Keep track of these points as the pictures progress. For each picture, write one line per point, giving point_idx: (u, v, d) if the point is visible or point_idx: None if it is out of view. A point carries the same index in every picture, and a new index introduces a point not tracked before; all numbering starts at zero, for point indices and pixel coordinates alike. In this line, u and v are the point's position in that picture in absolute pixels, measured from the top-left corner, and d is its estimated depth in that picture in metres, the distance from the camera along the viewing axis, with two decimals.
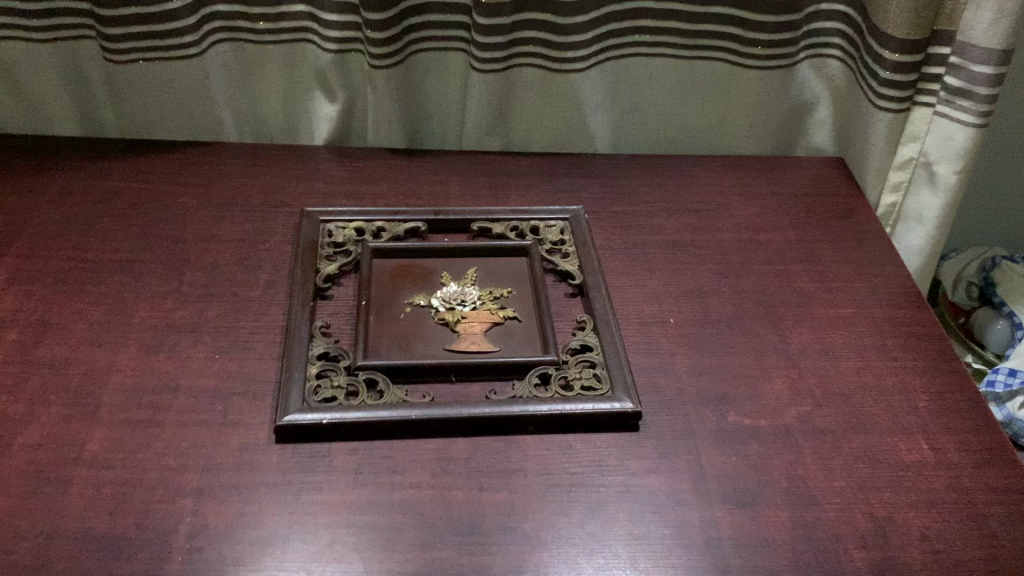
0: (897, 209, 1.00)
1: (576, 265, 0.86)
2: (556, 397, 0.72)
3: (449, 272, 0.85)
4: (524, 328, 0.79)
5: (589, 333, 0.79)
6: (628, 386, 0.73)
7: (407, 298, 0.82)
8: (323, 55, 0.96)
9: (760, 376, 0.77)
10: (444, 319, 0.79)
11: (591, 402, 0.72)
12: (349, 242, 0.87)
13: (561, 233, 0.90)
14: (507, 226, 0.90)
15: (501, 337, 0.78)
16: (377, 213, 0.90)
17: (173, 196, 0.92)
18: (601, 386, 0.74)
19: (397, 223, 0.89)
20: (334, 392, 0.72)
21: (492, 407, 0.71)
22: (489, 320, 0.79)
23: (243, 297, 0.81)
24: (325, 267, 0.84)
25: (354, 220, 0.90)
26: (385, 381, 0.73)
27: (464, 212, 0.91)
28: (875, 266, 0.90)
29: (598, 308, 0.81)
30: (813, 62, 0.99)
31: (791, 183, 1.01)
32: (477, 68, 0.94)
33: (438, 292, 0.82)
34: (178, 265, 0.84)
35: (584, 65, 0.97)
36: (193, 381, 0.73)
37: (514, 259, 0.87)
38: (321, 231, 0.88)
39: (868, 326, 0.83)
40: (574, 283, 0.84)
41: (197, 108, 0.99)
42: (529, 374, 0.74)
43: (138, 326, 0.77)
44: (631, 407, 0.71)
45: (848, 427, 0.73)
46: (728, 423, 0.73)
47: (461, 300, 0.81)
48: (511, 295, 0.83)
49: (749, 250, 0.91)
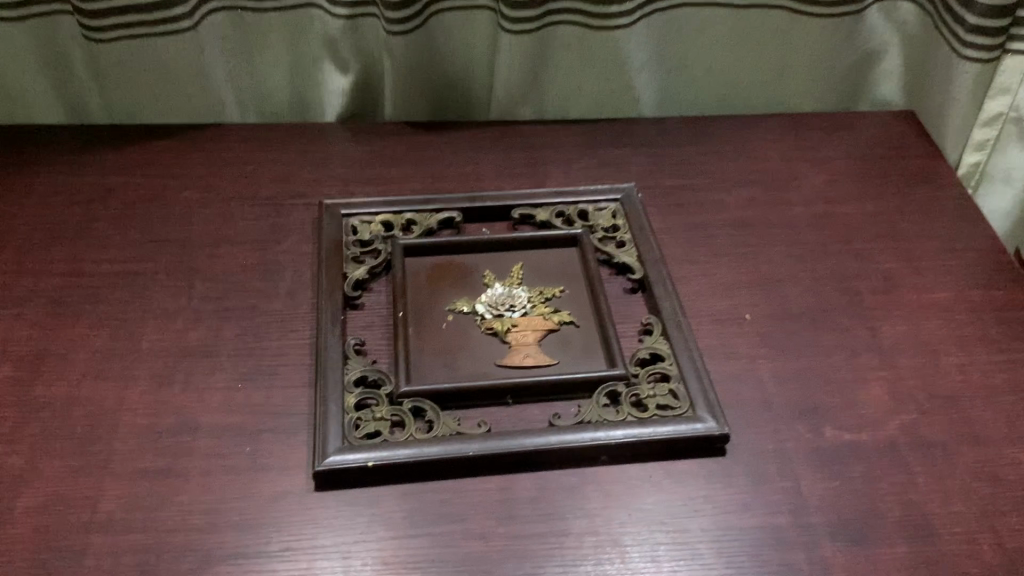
0: (980, 169, 0.89)
1: (635, 255, 0.76)
2: (630, 421, 0.63)
3: (492, 270, 0.75)
4: (583, 334, 0.70)
5: (658, 339, 0.69)
6: (711, 403, 0.64)
7: (448, 303, 0.72)
8: (332, 22, 0.85)
9: (854, 381, 0.68)
10: (491, 328, 0.70)
11: (670, 424, 0.63)
12: (377, 240, 0.77)
13: (613, 217, 0.80)
14: (553, 211, 0.80)
15: (559, 348, 0.69)
16: (407, 203, 0.80)
17: (173, 192, 0.81)
18: (680, 404, 0.65)
19: (430, 213, 0.79)
20: (377, 426, 0.63)
21: (560, 436, 0.62)
22: (544, 328, 0.70)
23: (264, 311, 0.72)
24: (353, 270, 0.74)
25: (381, 212, 0.79)
26: (434, 410, 0.64)
27: (503, 197, 0.81)
28: (965, 238, 0.81)
29: (664, 307, 0.72)
30: (883, 6, 0.88)
31: (860, 143, 0.91)
32: (507, 30, 0.84)
33: (483, 296, 0.72)
34: (186, 276, 0.74)
35: (629, 20, 0.86)
36: (215, 418, 0.64)
37: (563, 251, 0.77)
38: (344, 227, 0.78)
39: (966, 312, 0.74)
40: (635, 278, 0.75)
41: (192, 87, 0.88)
42: (597, 393, 0.65)
43: (146, 354, 0.68)
44: (716, 429, 0.63)
45: (960, 438, 0.65)
46: (826, 441, 0.64)
47: (509, 305, 0.71)
48: (564, 295, 0.73)
49: (824, 227, 0.81)
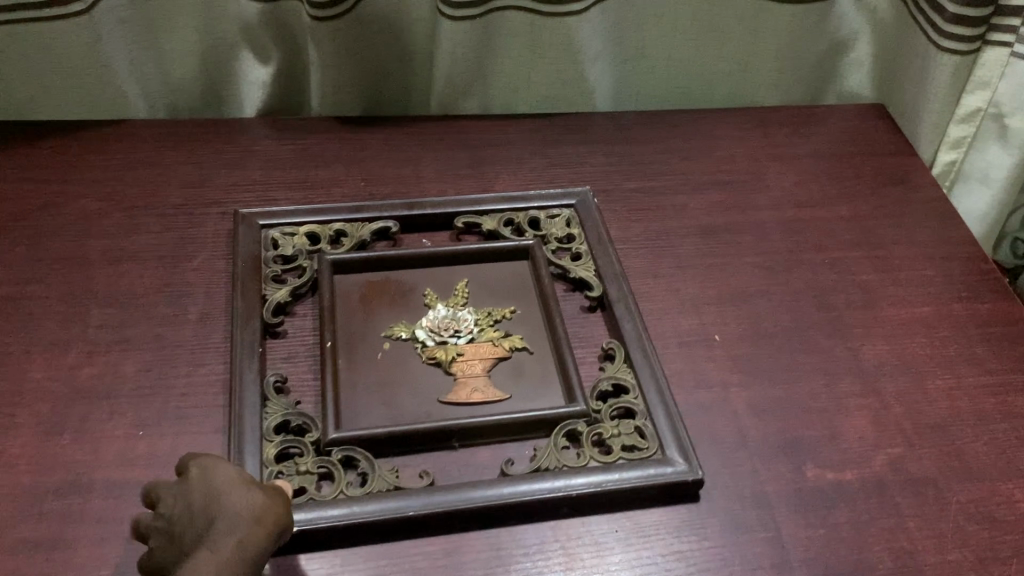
0: (956, 168, 0.84)
1: (593, 270, 0.69)
2: (593, 466, 0.56)
3: (434, 289, 0.67)
4: (537, 361, 0.62)
5: (621, 368, 0.62)
6: (683, 443, 0.57)
7: (383, 330, 0.63)
8: (248, 6, 0.75)
9: (836, 410, 0.62)
10: (433, 357, 0.61)
11: (638, 469, 0.56)
12: (301, 255, 0.68)
13: (568, 225, 0.72)
14: (500, 219, 0.72)
15: (511, 379, 0.61)
16: (335, 211, 0.71)
17: (67, 201, 0.71)
18: (648, 446, 0.58)
19: (361, 223, 0.70)
20: (301, 482, 0.54)
21: (514, 488, 0.54)
22: (493, 356, 0.62)
23: (172, 340, 0.63)
24: (275, 293, 0.65)
25: (306, 222, 0.70)
26: (368, 459, 0.55)
27: (445, 204, 0.72)
28: (945, 245, 0.75)
29: (627, 330, 0.64)
30: None
31: (830, 140, 0.84)
32: (448, 15, 0.76)
33: (423, 321, 0.64)
34: (82, 300, 0.64)
35: (582, 6, 0.78)
36: (111, 473, 0.55)
37: (512, 265, 0.69)
38: (263, 241, 0.69)
39: (950, 329, 0.68)
40: (594, 296, 0.67)
41: (91, 79, 0.77)
42: (556, 432, 0.57)
43: (32, 397, 0.58)
44: (689, 474, 0.56)
45: (952, 473, 0.59)
46: (808, 481, 0.58)
47: (453, 330, 0.63)
48: (516, 316, 0.65)
49: (796, 233, 0.75)
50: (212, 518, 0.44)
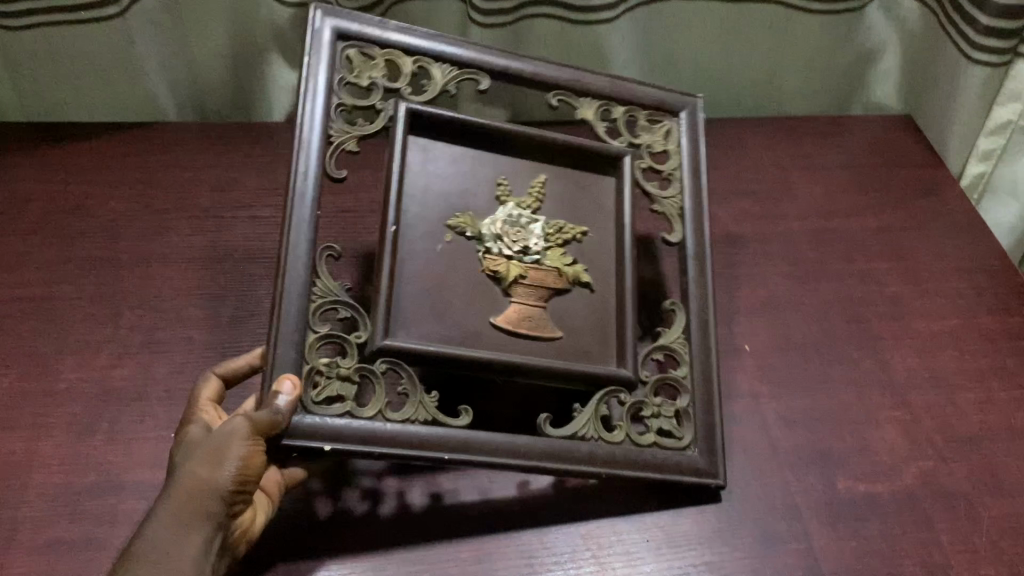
0: (985, 180, 0.83)
1: (679, 207, 0.66)
2: (628, 446, 0.56)
3: (509, 176, 0.62)
4: (593, 304, 0.60)
5: (674, 337, 0.61)
6: (715, 445, 0.58)
7: (448, 218, 0.58)
8: (281, 11, 0.74)
9: (866, 423, 0.62)
10: (494, 271, 0.57)
11: (667, 460, 0.56)
12: (374, 91, 0.60)
13: (666, 141, 0.68)
14: (600, 110, 0.67)
15: (568, 316, 0.59)
16: (417, 47, 0.62)
17: (98, 201, 0.72)
18: (682, 436, 0.58)
19: (449, 70, 0.63)
20: (340, 390, 0.51)
21: (555, 453, 0.53)
22: (553, 286, 0.59)
23: (203, 342, 0.63)
24: (344, 137, 0.58)
25: (390, 46, 0.61)
26: (412, 383, 0.52)
27: (546, 70, 0.65)
28: (975, 256, 0.75)
29: (693, 291, 0.63)
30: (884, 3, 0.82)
31: (858, 149, 0.84)
32: (478, 22, 0.75)
33: (493, 220, 0.59)
34: (113, 301, 0.65)
35: (613, 14, 0.78)
36: (145, 474, 0.55)
37: (596, 180, 0.64)
38: (335, 54, 0.59)
39: (981, 342, 0.68)
40: (673, 240, 0.64)
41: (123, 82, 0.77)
42: (596, 401, 0.56)
43: (65, 397, 0.59)
44: (712, 479, 0.56)
45: (984, 488, 0.59)
46: (839, 493, 0.58)
47: (522, 244, 0.58)
48: (585, 242, 0.61)
49: (824, 244, 0.75)
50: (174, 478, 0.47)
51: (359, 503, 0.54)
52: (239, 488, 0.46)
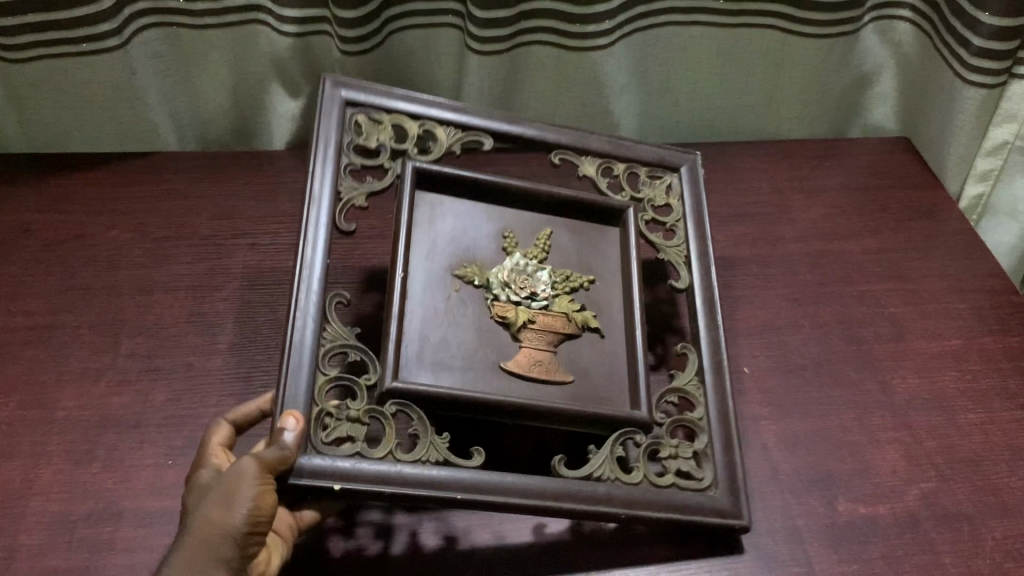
0: (983, 201, 0.84)
1: (684, 256, 0.66)
2: (648, 487, 0.55)
3: (511, 228, 0.63)
4: (601, 346, 0.60)
5: (688, 377, 0.60)
6: (738, 487, 0.56)
7: (454, 267, 0.59)
8: (280, 40, 0.76)
9: (867, 445, 0.62)
10: (503, 317, 0.58)
11: (689, 502, 0.55)
12: (383, 154, 0.62)
13: (668, 194, 0.69)
14: (601, 165, 0.68)
15: (577, 362, 0.59)
16: (423, 108, 0.64)
17: (98, 231, 0.72)
18: (703, 476, 0.57)
19: (453, 131, 0.64)
20: (350, 431, 0.51)
21: (572, 493, 0.52)
22: (562, 330, 0.59)
23: (201, 370, 0.63)
24: (354, 195, 0.59)
25: (396, 108, 0.63)
26: (423, 425, 0.52)
27: (546, 130, 0.67)
28: (974, 277, 0.75)
29: (704, 335, 0.62)
30: (878, 26, 0.82)
31: (855, 172, 0.84)
32: (474, 49, 0.76)
33: (499, 270, 0.60)
34: (112, 329, 0.65)
35: (608, 41, 0.78)
36: (141, 502, 0.55)
37: (598, 228, 0.66)
38: (346, 119, 0.61)
39: (982, 362, 0.68)
40: (679, 287, 0.64)
41: (124, 113, 0.78)
42: (612, 440, 0.55)
43: (62, 426, 0.59)
44: (735, 521, 0.55)
45: (987, 509, 0.59)
46: (840, 516, 0.58)
47: (529, 292, 0.60)
48: (589, 290, 0.62)
49: (822, 266, 0.75)
50: (181, 523, 0.45)
51: (368, 540, 0.54)
52: (253, 528, 0.44)
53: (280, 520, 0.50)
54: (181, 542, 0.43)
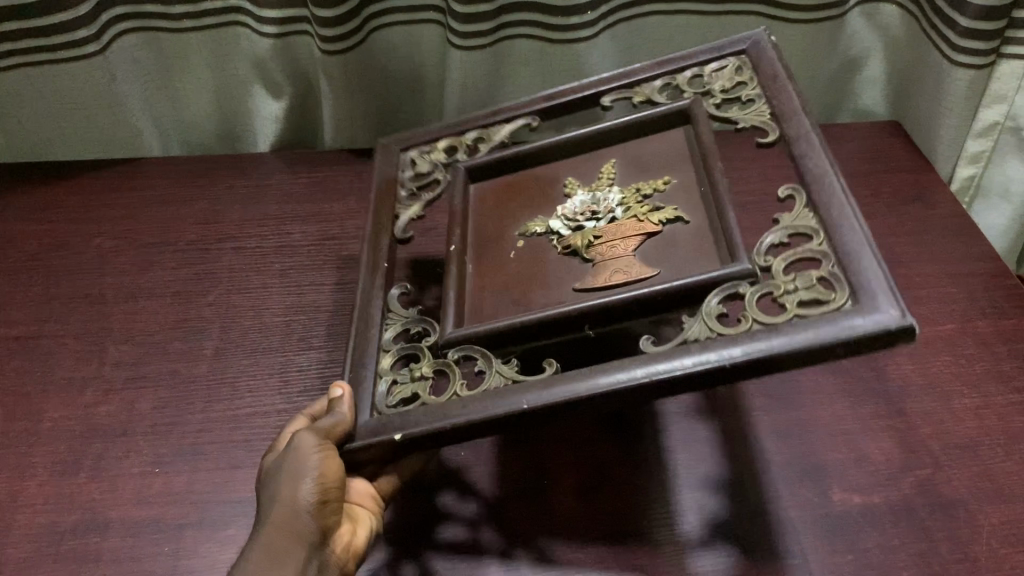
0: (975, 183, 0.83)
1: (766, 114, 0.56)
2: (753, 331, 0.43)
3: (574, 177, 0.60)
4: (695, 231, 0.51)
5: (801, 215, 0.48)
6: (882, 285, 0.42)
7: (520, 228, 0.58)
8: (261, 42, 0.75)
9: (861, 434, 0.61)
10: (569, 246, 0.54)
11: (817, 325, 0.42)
12: (437, 169, 0.65)
13: (736, 74, 0.60)
14: (651, 89, 0.63)
15: (665, 254, 0.51)
16: (471, 118, 0.67)
17: (83, 239, 0.72)
18: (834, 293, 0.43)
19: (500, 126, 0.65)
20: (415, 389, 0.49)
21: (648, 360, 0.44)
22: (639, 232, 0.52)
23: (187, 375, 0.62)
24: (405, 211, 0.62)
25: (444, 133, 0.67)
26: (488, 361, 0.49)
27: (586, 85, 0.64)
28: (969, 259, 0.73)
29: (807, 167, 0.50)
30: (865, 9, 0.82)
31: (846, 161, 0.84)
32: (456, 45, 0.75)
33: (559, 209, 0.57)
34: (97, 337, 0.65)
35: (592, 32, 0.77)
36: (127, 512, 0.55)
37: (668, 133, 0.59)
38: (400, 163, 0.66)
39: (978, 346, 0.67)
40: (766, 141, 0.54)
41: (106, 120, 0.78)
42: (707, 301, 0.46)
43: (48, 437, 0.58)
44: (891, 324, 0.40)
45: (984, 495, 0.57)
46: (835, 506, 0.57)
47: (592, 213, 0.55)
48: (669, 188, 0.55)
49: None
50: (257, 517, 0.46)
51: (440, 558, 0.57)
52: (323, 499, 0.45)
53: (362, 493, 0.51)
54: (258, 529, 0.45)
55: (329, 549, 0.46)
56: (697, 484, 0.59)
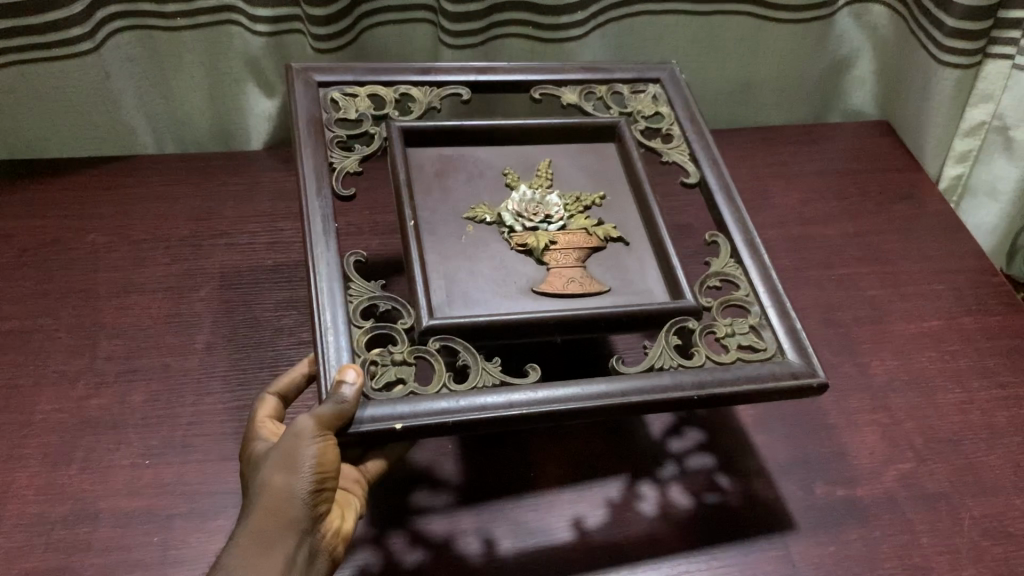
0: (962, 181, 0.84)
1: (688, 155, 0.66)
2: (711, 368, 0.52)
3: (515, 167, 0.64)
4: (634, 254, 0.59)
5: (728, 263, 0.59)
6: (803, 343, 0.54)
7: (465, 211, 0.59)
8: (253, 40, 0.76)
9: (846, 428, 0.62)
10: (523, 245, 0.57)
11: (759, 373, 0.53)
12: (366, 120, 0.62)
13: (655, 103, 0.69)
14: (583, 90, 0.68)
15: (607, 272, 0.58)
16: (397, 73, 0.65)
17: (77, 235, 0.72)
18: (766, 347, 0.55)
19: (431, 88, 0.65)
20: (398, 373, 0.50)
21: (628, 387, 0.50)
22: (588, 245, 0.58)
23: (178, 370, 0.63)
24: (343, 161, 0.59)
25: (370, 82, 0.64)
26: (471, 354, 0.51)
27: (517, 70, 0.68)
28: (952, 258, 0.75)
29: (729, 218, 0.62)
30: (854, 9, 0.82)
31: (836, 157, 0.85)
32: (448, 44, 0.76)
33: (509, 202, 0.60)
34: (90, 332, 0.65)
35: (582, 32, 0.79)
36: (118, 503, 0.55)
37: (596, 146, 0.67)
38: (322, 103, 0.62)
39: (960, 342, 0.68)
40: (691, 182, 0.65)
41: (99, 117, 0.78)
42: (666, 330, 0.54)
43: (40, 429, 0.59)
44: (812, 380, 0.53)
45: (964, 488, 0.58)
46: (818, 499, 0.57)
47: (543, 216, 0.59)
48: (605, 205, 0.62)
49: (801, 249, 0.75)
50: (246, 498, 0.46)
51: (406, 547, 0.53)
52: (321, 485, 0.46)
53: (347, 478, 0.51)
54: (248, 512, 0.45)
55: (320, 532, 0.47)
56: (674, 448, 0.60)
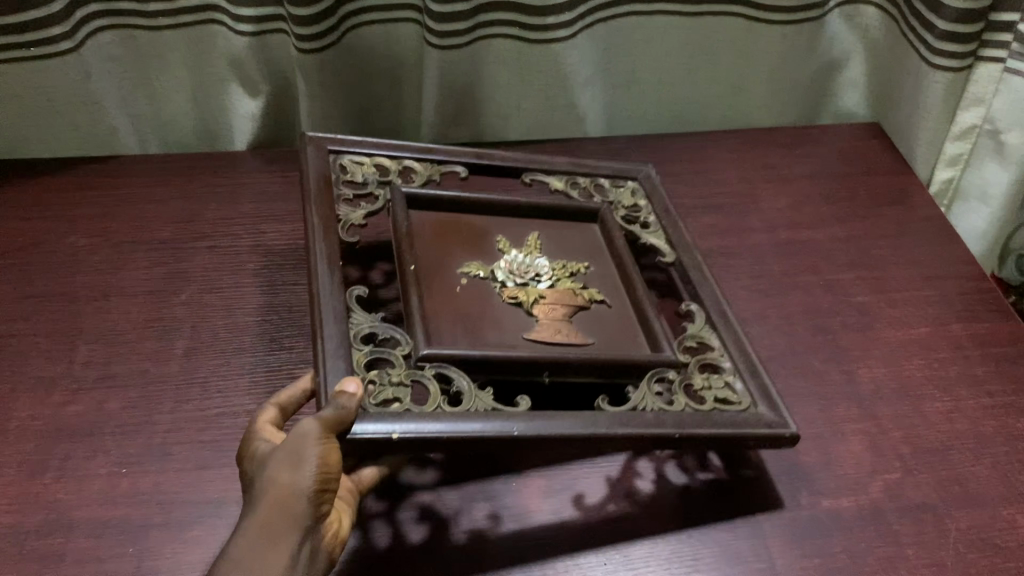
0: (954, 185, 0.83)
1: (665, 240, 0.68)
2: (690, 414, 0.53)
3: (505, 236, 0.65)
4: (617, 314, 0.60)
5: (703, 329, 0.60)
6: (775, 398, 0.55)
7: (460, 266, 0.60)
8: (236, 40, 0.75)
9: (833, 437, 0.61)
10: (513, 298, 0.58)
11: (733, 420, 0.53)
12: (372, 183, 0.64)
13: (636, 196, 0.72)
14: (568, 180, 0.72)
15: (595, 326, 0.58)
16: (404, 148, 0.68)
17: (57, 237, 0.71)
18: (739, 399, 0.55)
19: (432, 165, 0.68)
20: (396, 393, 0.49)
21: (616, 422, 0.50)
22: (574, 303, 0.59)
23: (157, 376, 0.62)
24: (350, 214, 0.61)
25: (376, 152, 0.67)
26: (465, 380, 0.50)
27: (512, 159, 0.71)
28: (942, 264, 0.74)
29: (705, 294, 0.63)
30: (845, 10, 0.81)
31: (826, 161, 0.84)
32: (433, 44, 0.75)
33: (501, 262, 0.61)
34: (68, 337, 0.64)
35: (569, 33, 0.77)
36: (93, 511, 0.54)
37: (580, 228, 0.68)
38: (331, 163, 0.64)
39: (948, 350, 0.67)
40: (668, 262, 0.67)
41: (82, 118, 0.77)
42: (648, 379, 0.54)
43: (14, 435, 0.58)
44: (785, 431, 0.53)
45: (952, 498, 0.58)
46: (804, 509, 0.56)
47: (533, 275, 0.61)
48: (589, 271, 0.63)
49: (790, 254, 0.74)
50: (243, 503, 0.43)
51: (413, 520, 0.52)
52: (323, 487, 0.43)
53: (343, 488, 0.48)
54: (248, 514, 0.42)
55: (322, 535, 0.43)
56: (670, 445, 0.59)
